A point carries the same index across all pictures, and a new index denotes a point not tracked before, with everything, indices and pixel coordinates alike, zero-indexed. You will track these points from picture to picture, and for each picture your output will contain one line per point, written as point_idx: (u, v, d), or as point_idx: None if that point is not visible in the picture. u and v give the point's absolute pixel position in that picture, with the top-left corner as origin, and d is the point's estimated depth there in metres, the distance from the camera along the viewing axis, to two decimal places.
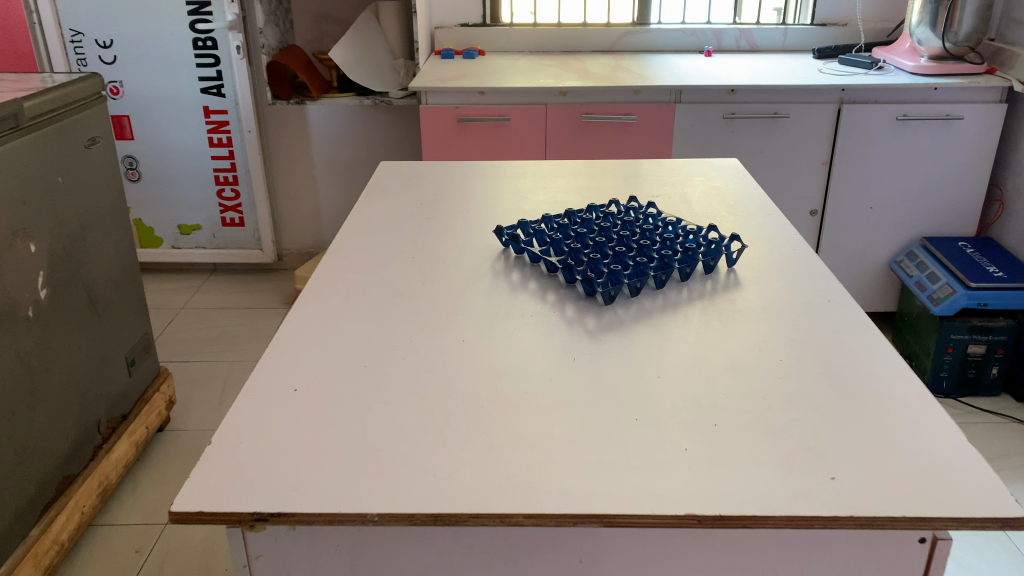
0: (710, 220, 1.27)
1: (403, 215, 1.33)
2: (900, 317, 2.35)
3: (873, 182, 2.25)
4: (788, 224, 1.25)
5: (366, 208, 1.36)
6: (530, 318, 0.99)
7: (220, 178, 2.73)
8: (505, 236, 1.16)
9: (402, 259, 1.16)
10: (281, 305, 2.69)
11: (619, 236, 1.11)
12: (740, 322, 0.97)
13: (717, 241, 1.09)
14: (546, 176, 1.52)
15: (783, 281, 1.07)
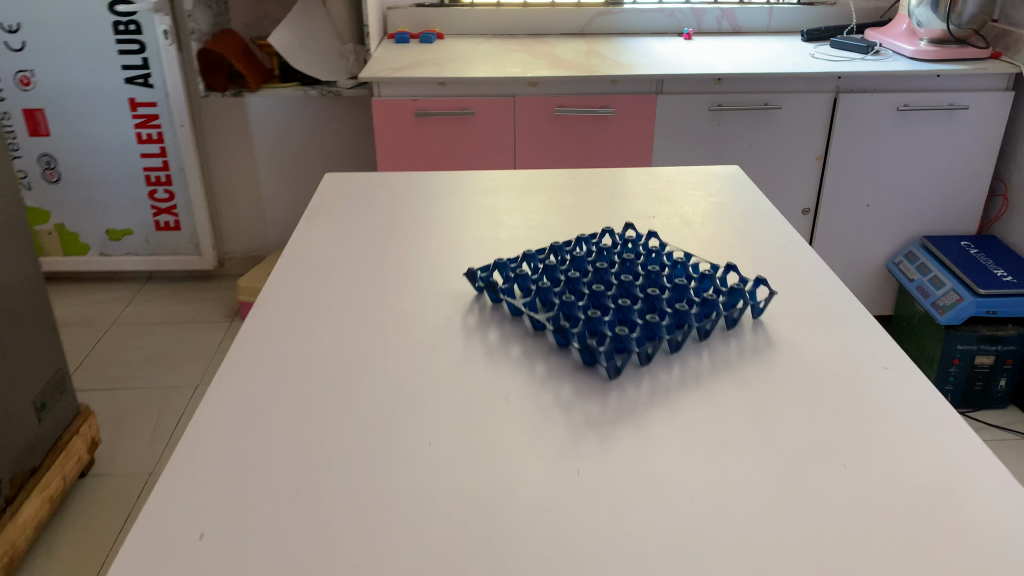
0: (721, 250, 1.06)
1: (352, 247, 1.10)
2: (898, 322, 2.18)
3: (870, 178, 2.07)
4: (813, 251, 1.05)
5: (307, 238, 1.12)
6: (515, 403, 0.77)
7: (152, 177, 2.45)
8: (478, 283, 0.95)
9: (349, 312, 0.93)
10: (225, 318, 2.44)
11: (619, 282, 0.90)
12: (780, 401, 0.77)
13: (739, 288, 0.89)
14: (521, 190, 1.30)
15: (823, 338, 0.87)
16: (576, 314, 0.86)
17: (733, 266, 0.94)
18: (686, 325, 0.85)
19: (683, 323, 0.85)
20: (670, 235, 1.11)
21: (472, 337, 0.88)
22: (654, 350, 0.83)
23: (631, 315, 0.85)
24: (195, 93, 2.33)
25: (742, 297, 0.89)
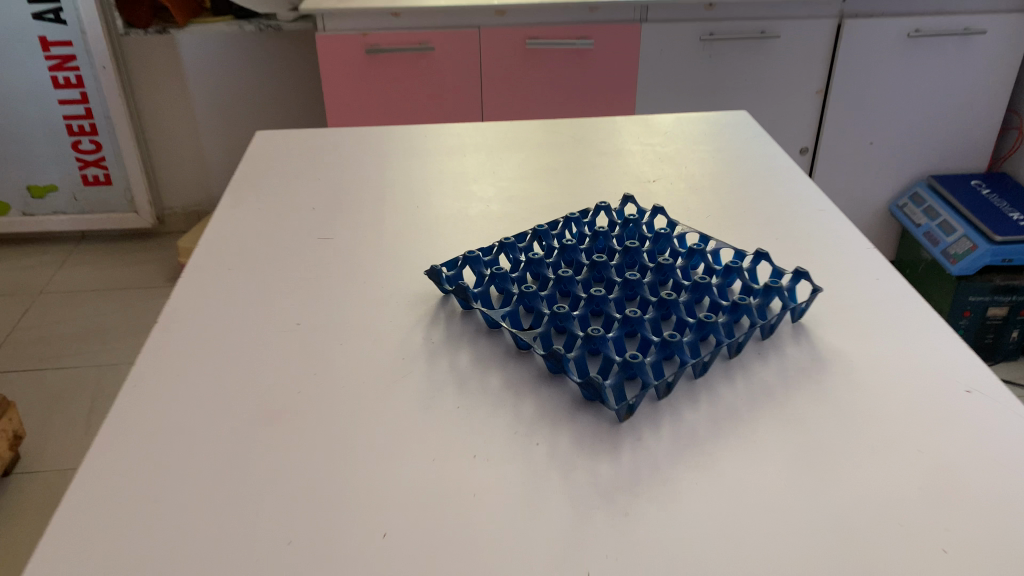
0: (741, 228, 0.86)
1: (288, 235, 0.89)
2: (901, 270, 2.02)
3: (875, 113, 1.87)
4: (852, 226, 0.86)
5: (232, 222, 0.91)
6: (498, 463, 0.59)
7: (74, 127, 2.18)
8: (444, 286, 0.75)
9: (282, 329, 0.73)
10: (166, 282, 2.21)
11: (625, 281, 0.71)
12: (843, 453, 0.59)
13: (776, 285, 0.70)
14: (493, 150, 1.09)
15: (884, 353, 0.69)
16: (574, 330, 0.67)
17: (764, 253, 0.75)
18: (714, 337, 0.67)
19: (708, 335, 0.67)
20: (676, 208, 0.92)
21: (439, 364, 0.69)
22: (676, 374, 0.64)
23: (644, 329, 0.66)
24: (116, 30, 2.04)
25: (779, 296, 0.71)
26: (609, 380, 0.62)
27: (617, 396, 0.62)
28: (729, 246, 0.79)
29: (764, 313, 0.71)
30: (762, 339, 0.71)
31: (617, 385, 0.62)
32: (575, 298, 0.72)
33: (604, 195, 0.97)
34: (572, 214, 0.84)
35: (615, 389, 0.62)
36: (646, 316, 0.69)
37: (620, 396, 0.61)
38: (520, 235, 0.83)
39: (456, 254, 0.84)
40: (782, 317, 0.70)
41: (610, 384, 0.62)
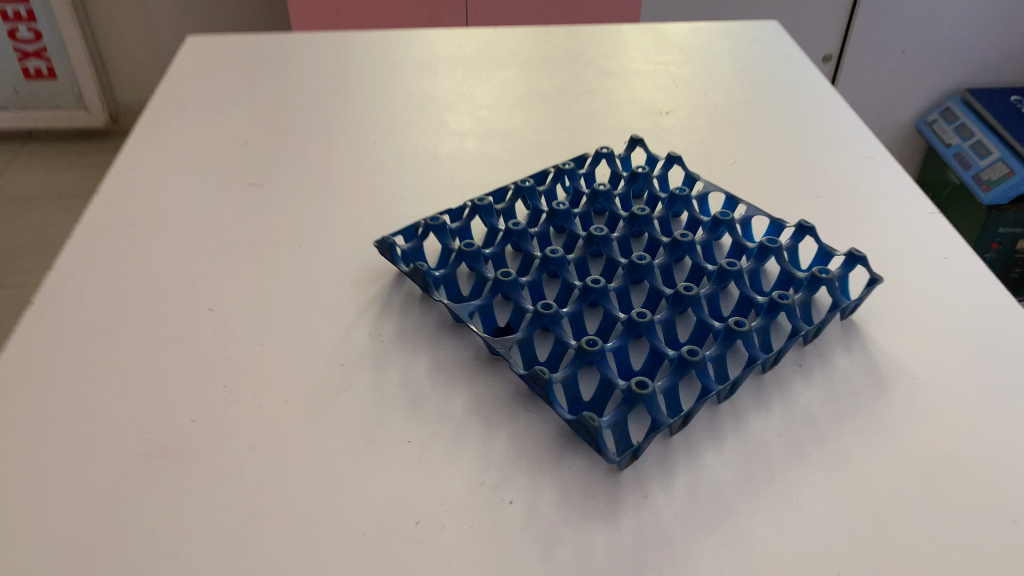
0: (772, 189, 0.70)
1: (211, 182, 0.71)
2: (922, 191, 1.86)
3: (910, 17, 1.66)
4: (913, 186, 0.70)
5: (143, 163, 0.73)
6: (456, 528, 0.44)
7: (7, 12, 1.94)
8: (398, 264, 0.58)
9: (189, 314, 0.58)
10: None
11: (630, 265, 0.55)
12: (914, 529, 0.45)
13: (825, 278, 0.54)
14: (471, 70, 0.90)
15: (961, 371, 0.54)
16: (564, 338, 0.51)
17: (809, 227, 0.59)
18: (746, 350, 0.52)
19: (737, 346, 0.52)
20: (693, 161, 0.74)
21: (385, 376, 0.53)
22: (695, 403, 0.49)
23: (655, 339, 0.51)
24: None
25: (827, 290, 0.55)
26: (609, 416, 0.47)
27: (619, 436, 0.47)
28: (762, 212, 0.63)
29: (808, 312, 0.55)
30: (805, 345, 0.55)
31: (619, 423, 0.47)
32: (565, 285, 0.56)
33: (606, 140, 0.79)
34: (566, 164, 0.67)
35: (615, 427, 0.47)
36: (657, 319, 0.53)
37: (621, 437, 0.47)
38: (498, 190, 0.66)
39: (419, 213, 0.68)
40: (830, 318, 0.55)
41: (609, 422, 0.47)
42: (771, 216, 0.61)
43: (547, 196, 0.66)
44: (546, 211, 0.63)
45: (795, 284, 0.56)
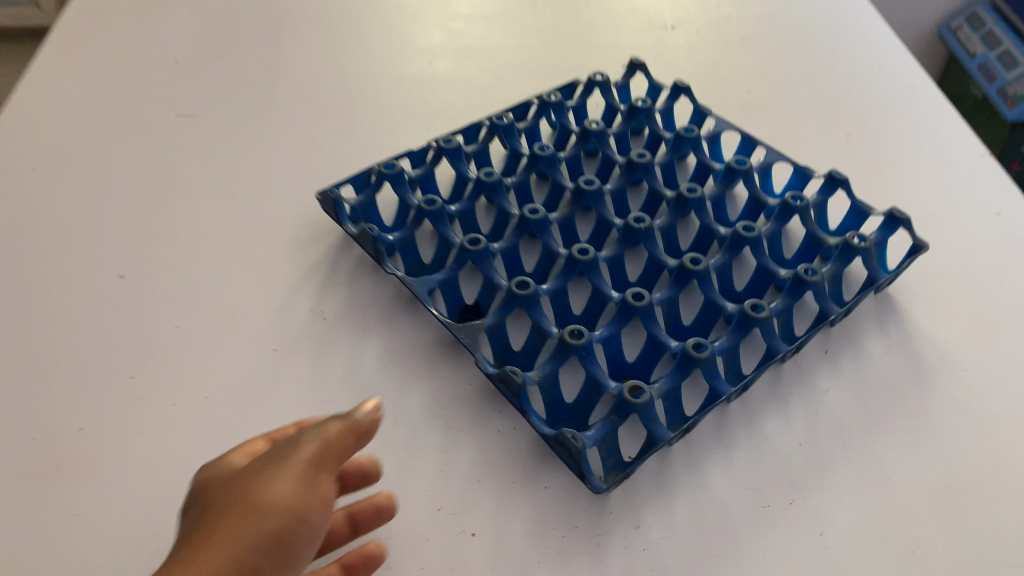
0: (796, 129, 0.59)
1: (132, 111, 0.60)
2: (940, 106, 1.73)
3: None
4: (964, 122, 0.59)
5: (49, 83, 0.61)
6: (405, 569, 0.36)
7: None
8: (345, 222, 0.48)
9: (95, 283, 0.47)
10: None
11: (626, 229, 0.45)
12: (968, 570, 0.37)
13: (863, 248, 0.44)
14: None
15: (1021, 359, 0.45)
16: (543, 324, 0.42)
17: (842, 178, 0.49)
18: (765, 340, 0.42)
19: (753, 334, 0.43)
20: (702, 95, 0.64)
21: (329, 367, 0.44)
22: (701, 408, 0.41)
23: (655, 328, 0.42)
24: None
25: (864, 260, 0.46)
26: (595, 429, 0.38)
27: (608, 453, 0.38)
28: (784, 158, 0.52)
29: (839, 288, 0.46)
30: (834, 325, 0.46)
31: (608, 437, 0.38)
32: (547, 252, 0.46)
33: (601, 67, 0.68)
34: (551, 95, 0.56)
35: (603, 442, 0.38)
36: (658, 299, 0.43)
37: (611, 455, 0.38)
38: (469, 126, 0.55)
39: (377, 156, 0.57)
40: (864, 295, 0.46)
41: (595, 437, 0.38)
42: (795, 163, 0.51)
43: (528, 135, 0.55)
44: (526, 155, 0.52)
45: (823, 252, 0.47)
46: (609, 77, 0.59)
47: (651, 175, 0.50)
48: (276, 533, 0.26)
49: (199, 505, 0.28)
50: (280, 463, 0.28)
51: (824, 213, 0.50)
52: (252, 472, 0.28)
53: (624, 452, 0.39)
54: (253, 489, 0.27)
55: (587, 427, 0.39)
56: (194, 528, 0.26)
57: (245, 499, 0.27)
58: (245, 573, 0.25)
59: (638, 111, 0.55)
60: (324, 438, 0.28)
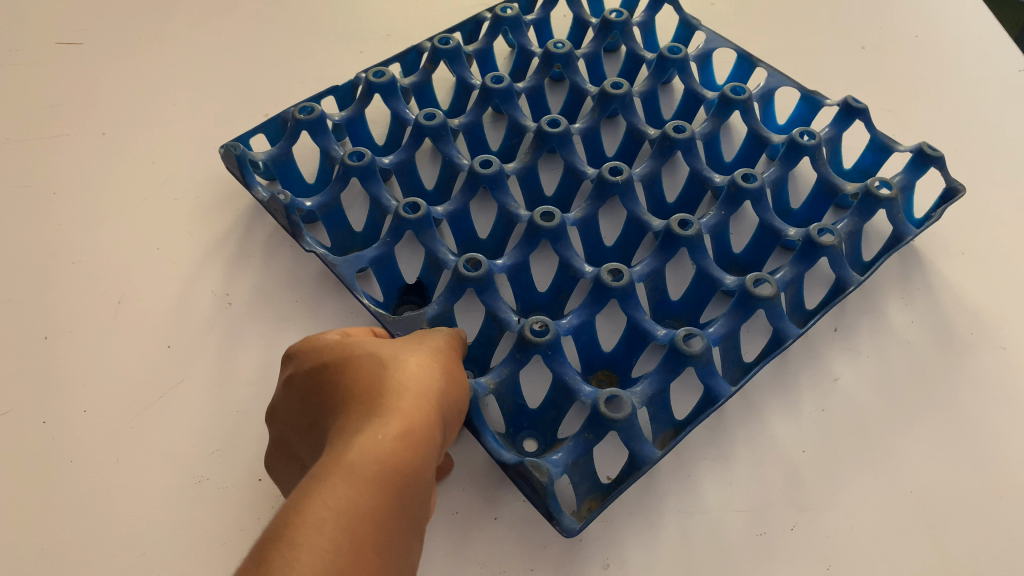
0: (794, 45, 0.50)
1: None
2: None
3: None
4: (990, 26, 0.50)
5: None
6: None
7: None
8: (253, 187, 0.39)
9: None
10: None
11: (600, 181, 0.37)
12: None
13: (890, 198, 0.36)
14: None
15: None
16: (497, 311, 0.34)
17: (861, 107, 0.40)
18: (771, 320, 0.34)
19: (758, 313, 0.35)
20: (689, 4, 0.54)
21: (236, 366, 0.36)
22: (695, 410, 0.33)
23: (635, 314, 0.34)
24: None
25: (891, 213, 0.38)
26: (564, 451, 0.31)
27: (581, 479, 0.31)
28: (790, 82, 0.44)
29: (857, 246, 0.38)
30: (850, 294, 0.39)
31: (582, 460, 0.30)
32: (504, 214, 0.38)
33: None
34: (506, 10, 0.46)
35: (576, 466, 0.30)
36: (639, 272, 0.35)
37: (586, 481, 0.30)
38: (407, 52, 0.45)
39: (296, 91, 0.48)
40: (890, 256, 0.38)
41: (562, 464, 0.30)
42: (803, 88, 0.42)
43: (480, 60, 0.46)
44: (478, 87, 0.43)
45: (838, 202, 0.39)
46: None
47: (630, 109, 0.41)
48: (452, 403, 0.28)
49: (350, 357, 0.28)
50: (436, 342, 0.29)
51: (837, 152, 0.41)
52: (405, 342, 0.29)
53: (601, 473, 0.33)
54: (421, 354, 0.28)
55: (554, 444, 0.32)
56: (367, 380, 0.27)
57: (420, 362, 0.28)
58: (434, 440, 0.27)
59: (612, 25, 0.45)
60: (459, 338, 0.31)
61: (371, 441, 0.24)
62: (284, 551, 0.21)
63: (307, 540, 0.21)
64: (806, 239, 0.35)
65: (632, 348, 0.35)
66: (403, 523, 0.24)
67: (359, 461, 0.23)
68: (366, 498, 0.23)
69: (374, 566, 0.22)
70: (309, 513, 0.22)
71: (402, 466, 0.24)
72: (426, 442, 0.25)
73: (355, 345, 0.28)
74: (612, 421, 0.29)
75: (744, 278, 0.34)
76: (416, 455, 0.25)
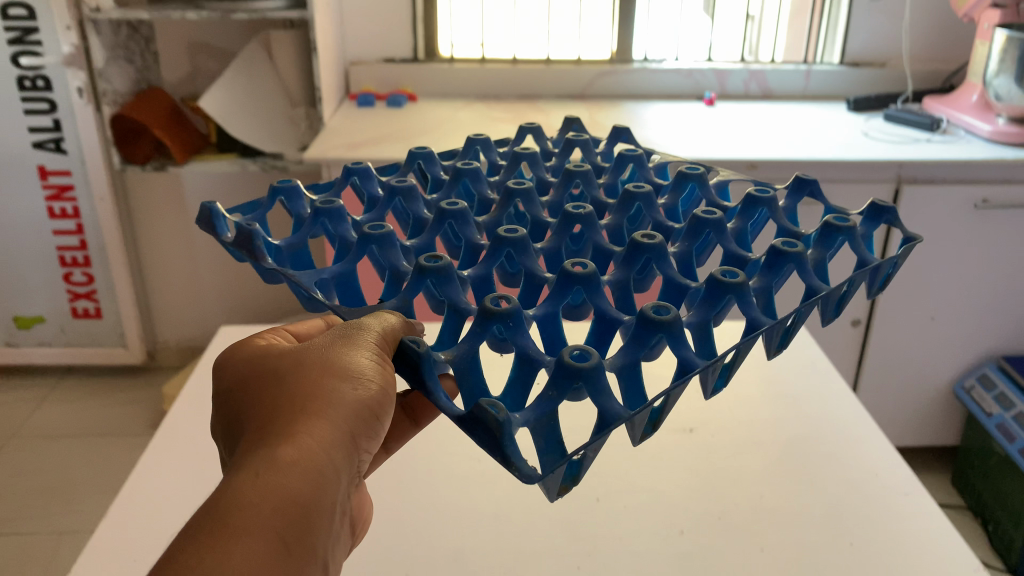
0: None
1: None
2: (962, 482, 1.79)
3: (928, 290, 1.64)
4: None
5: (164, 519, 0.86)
6: None
7: (67, 258, 1.95)
8: (220, 233, 0.71)
9: None
10: (147, 429, 1.95)
11: (566, 215, 0.71)
12: None
13: (789, 253, 0.65)
14: (448, 448, 0.98)
15: None
16: (457, 301, 0.60)
17: (759, 200, 0.75)
18: (740, 306, 0.61)
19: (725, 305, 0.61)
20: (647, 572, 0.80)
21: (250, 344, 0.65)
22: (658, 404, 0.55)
23: (597, 300, 0.61)
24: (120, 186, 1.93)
25: (851, 242, 0.70)
26: (526, 417, 0.50)
27: (541, 436, 0.50)
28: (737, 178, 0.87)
29: (824, 271, 0.69)
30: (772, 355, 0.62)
31: (540, 419, 0.50)
32: (458, 309, 0.60)
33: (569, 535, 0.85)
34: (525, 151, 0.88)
35: (539, 423, 0.51)
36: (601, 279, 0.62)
37: (543, 440, 0.50)
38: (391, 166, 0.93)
39: None
40: (859, 271, 0.67)
41: (527, 420, 0.50)
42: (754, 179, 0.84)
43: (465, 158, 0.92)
44: (429, 220, 0.77)
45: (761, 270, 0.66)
46: (543, 131, 1.02)
47: (592, 229, 0.72)
48: (356, 398, 0.56)
49: (302, 377, 0.57)
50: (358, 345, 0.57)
51: (794, 208, 0.81)
52: (341, 356, 0.57)
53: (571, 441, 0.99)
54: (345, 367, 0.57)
55: (520, 407, 0.54)
56: (308, 398, 0.56)
57: (343, 378, 0.57)
58: (344, 417, 0.56)
59: (573, 174, 0.82)
60: (396, 330, 0.58)
61: (292, 448, 0.53)
62: (234, 508, 0.50)
63: (245, 503, 0.50)
64: (713, 282, 0.60)
65: (601, 336, 0.60)
66: (310, 476, 0.53)
67: (283, 460, 0.52)
68: (284, 478, 0.52)
69: (285, 510, 0.51)
70: (250, 488, 0.51)
71: (306, 458, 0.53)
72: (328, 439, 0.55)
73: (307, 369, 0.58)
74: (578, 368, 0.50)
75: (711, 271, 0.61)
76: (323, 448, 0.54)
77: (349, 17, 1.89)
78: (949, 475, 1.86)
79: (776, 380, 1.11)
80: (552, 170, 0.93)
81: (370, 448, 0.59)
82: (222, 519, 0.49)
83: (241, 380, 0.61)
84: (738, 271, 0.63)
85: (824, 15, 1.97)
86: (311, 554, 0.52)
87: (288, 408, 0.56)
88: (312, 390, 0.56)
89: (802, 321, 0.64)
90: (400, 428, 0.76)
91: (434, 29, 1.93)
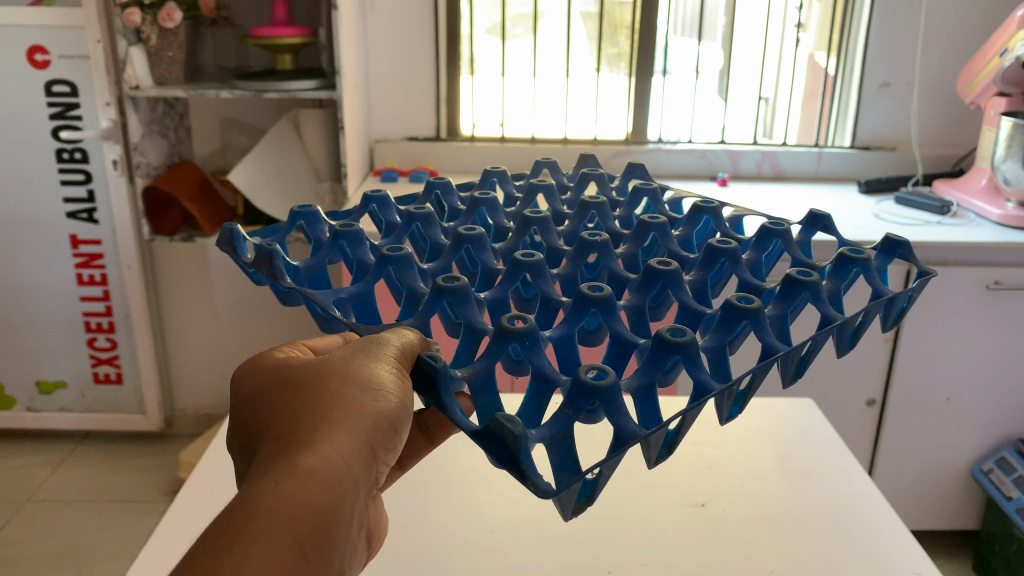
0: None
1: None
2: (983, 569, 1.75)
3: (942, 371, 1.64)
4: None
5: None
6: None
7: (92, 324, 2.00)
8: (240, 253, 0.73)
9: None
10: (162, 496, 1.96)
11: (582, 242, 0.74)
12: None
13: (802, 282, 0.67)
14: (461, 516, 0.99)
15: None
16: (474, 322, 0.62)
17: (773, 230, 0.78)
18: (755, 332, 0.63)
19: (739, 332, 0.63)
20: None
21: (268, 353, 0.66)
22: (673, 426, 0.57)
23: (614, 322, 0.63)
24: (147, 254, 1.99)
25: (865, 274, 0.72)
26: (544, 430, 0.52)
27: (557, 453, 0.51)
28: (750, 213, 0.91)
29: (838, 300, 0.71)
30: (786, 384, 0.64)
31: (556, 436, 0.52)
32: (473, 329, 0.62)
33: None
34: (542, 183, 0.92)
35: (554, 440, 0.51)
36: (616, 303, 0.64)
37: (557, 456, 0.52)
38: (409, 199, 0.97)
39: None
40: (874, 302, 0.69)
41: (544, 434, 0.52)
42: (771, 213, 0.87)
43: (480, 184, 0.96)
44: (446, 244, 0.79)
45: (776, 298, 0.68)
46: (559, 166, 1.06)
47: (608, 256, 0.74)
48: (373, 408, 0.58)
49: (321, 386, 0.58)
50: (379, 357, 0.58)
51: (807, 241, 0.84)
52: (360, 367, 0.59)
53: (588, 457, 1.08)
54: (365, 378, 0.58)
55: (536, 421, 0.55)
56: (328, 408, 0.57)
57: (362, 389, 0.58)
58: (362, 427, 0.57)
59: (588, 206, 0.85)
60: (415, 347, 0.58)
61: (311, 457, 0.54)
62: (253, 517, 0.51)
63: (264, 511, 0.51)
64: (729, 307, 0.63)
65: (618, 359, 0.62)
66: (329, 485, 0.54)
67: (302, 469, 0.53)
68: (302, 487, 0.53)
69: (303, 519, 0.52)
70: (268, 496, 0.52)
71: (324, 467, 0.54)
72: (345, 448, 0.56)
73: (328, 378, 0.59)
74: (595, 387, 0.52)
75: (727, 297, 0.64)
76: (342, 458, 0.55)
77: (375, 98, 1.97)
78: (969, 561, 1.82)
79: (790, 457, 1.12)
80: (568, 203, 0.97)
81: (387, 460, 0.60)
82: (241, 529, 0.50)
83: (260, 390, 0.62)
84: (753, 298, 0.65)
85: (834, 100, 2.03)
86: (327, 562, 0.53)
87: (307, 416, 0.57)
88: (333, 399, 0.58)
89: (817, 349, 0.66)
90: (416, 446, 0.77)
91: (456, 109, 2.00)
